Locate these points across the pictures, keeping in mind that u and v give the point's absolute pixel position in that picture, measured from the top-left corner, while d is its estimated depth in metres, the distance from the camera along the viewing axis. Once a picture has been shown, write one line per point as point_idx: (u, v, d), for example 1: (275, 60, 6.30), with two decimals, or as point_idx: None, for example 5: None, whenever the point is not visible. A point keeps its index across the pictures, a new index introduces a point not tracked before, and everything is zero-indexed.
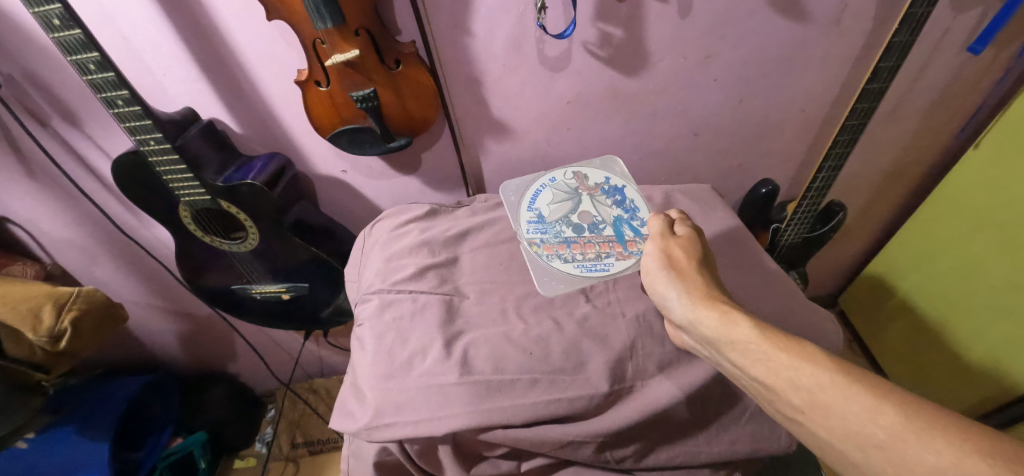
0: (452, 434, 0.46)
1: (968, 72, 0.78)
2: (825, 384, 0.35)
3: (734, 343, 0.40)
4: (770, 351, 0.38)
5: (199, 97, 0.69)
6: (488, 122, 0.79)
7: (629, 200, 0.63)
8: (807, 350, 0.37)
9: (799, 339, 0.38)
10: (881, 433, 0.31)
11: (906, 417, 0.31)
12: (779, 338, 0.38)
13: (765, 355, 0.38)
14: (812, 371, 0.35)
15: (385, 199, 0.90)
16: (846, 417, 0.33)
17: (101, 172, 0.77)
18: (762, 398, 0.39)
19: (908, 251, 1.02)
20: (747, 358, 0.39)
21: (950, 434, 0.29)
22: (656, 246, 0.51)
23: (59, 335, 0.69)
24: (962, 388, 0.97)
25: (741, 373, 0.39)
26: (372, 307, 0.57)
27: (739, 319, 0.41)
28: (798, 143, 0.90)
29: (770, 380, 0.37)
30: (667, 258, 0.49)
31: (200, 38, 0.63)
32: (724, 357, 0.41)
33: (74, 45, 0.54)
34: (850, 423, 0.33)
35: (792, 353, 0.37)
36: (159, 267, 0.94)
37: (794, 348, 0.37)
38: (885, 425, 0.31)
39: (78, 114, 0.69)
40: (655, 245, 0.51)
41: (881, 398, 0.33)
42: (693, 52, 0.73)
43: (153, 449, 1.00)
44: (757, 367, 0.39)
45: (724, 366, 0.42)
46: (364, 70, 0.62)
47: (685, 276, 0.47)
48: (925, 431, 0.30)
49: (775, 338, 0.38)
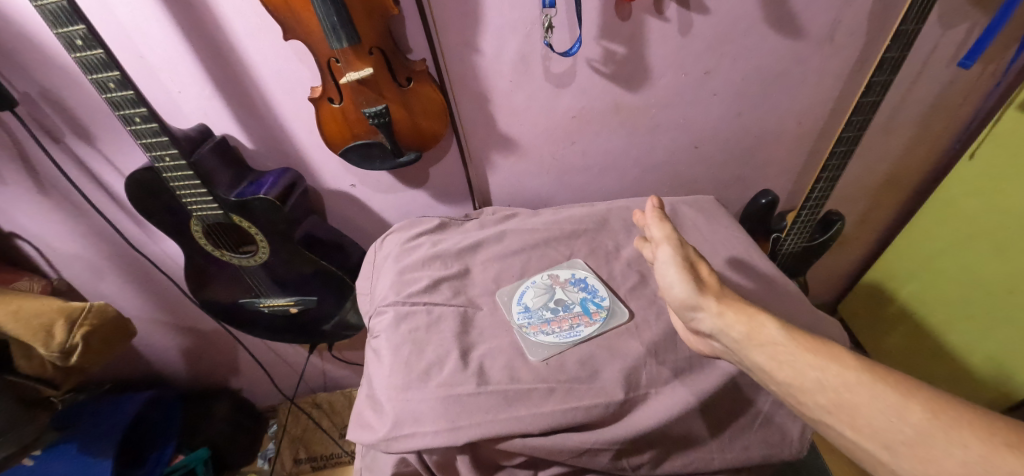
0: (473, 444, 0.47)
1: (957, 86, 0.81)
2: (852, 382, 0.36)
3: (762, 345, 0.41)
4: (798, 352, 0.39)
5: (212, 114, 0.71)
6: (495, 137, 0.81)
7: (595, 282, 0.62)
8: (831, 349, 0.38)
9: (824, 339, 0.40)
10: (909, 430, 0.33)
11: (931, 413, 0.32)
12: (806, 339, 0.40)
13: (794, 356, 0.39)
14: (838, 371, 0.37)
15: (392, 212, 0.91)
16: (874, 417, 0.34)
17: (112, 188, 0.78)
18: (786, 399, 0.40)
19: (905, 258, 1.04)
20: (776, 359, 0.40)
21: (978, 428, 0.31)
22: (674, 255, 0.49)
23: (70, 351, 0.69)
24: (967, 393, 0.98)
25: (768, 375, 0.40)
26: (387, 319, 0.58)
27: (768, 323, 0.42)
28: (796, 155, 0.92)
29: (797, 381, 0.38)
30: (688, 268, 0.48)
31: (216, 59, 0.65)
32: (748, 359, 0.42)
33: (95, 64, 0.55)
34: (879, 422, 0.34)
35: (819, 354, 0.38)
36: (165, 281, 0.94)
37: (819, 348, 0.39)
38: (913, 422, 0.33)
39: (92, 130, 0.70)
40: (673, 253, 0.49)
41: (907, 395, 0.34)
42: (694, 67, 0.76)
43: (155, 466, 0.99)
44: (784, 367, 0.40)
45: (746, 367, 0.43)
46: (376, 86, 0.64)
47: (707, 285, 0.46)
48: (955, 428, 0.31)
49: (804, 340, 0.40)
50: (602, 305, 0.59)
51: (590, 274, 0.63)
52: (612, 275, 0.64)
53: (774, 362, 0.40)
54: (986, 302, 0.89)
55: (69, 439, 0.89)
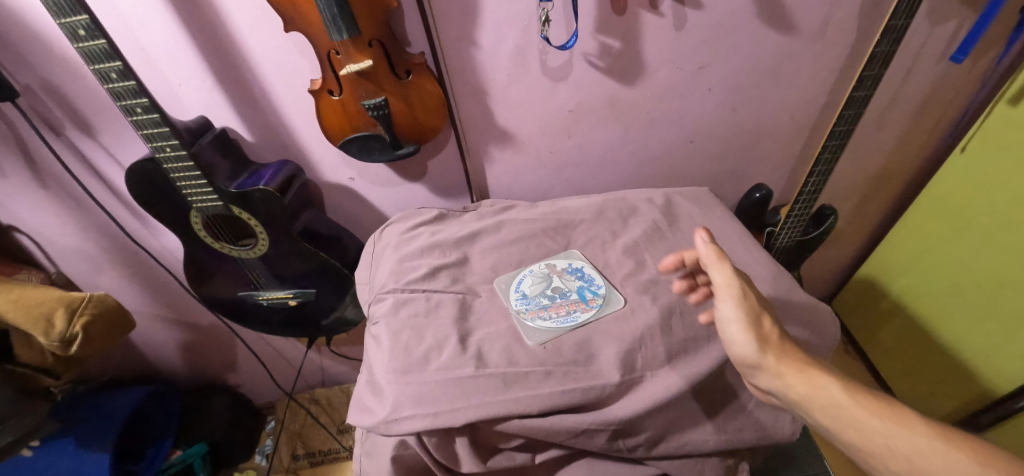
0: (470, 425, 0.47)
1: (947, 81, 0.83)
2: (923, 452, 0.37)
3: (826, 408, 0.42)
4: (863, 415, 0.40)
5: (212, 106, 0.72)
6: (493, 130, 0.82)
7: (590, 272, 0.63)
8: (900, 413, 0.39)
9: (889, 401, 0.41)
10: None
11: None
12: (871, 402, 0.41)
13: (859, 419, 0.40)
14: (909, 439, 0.38)
15: (390, 206, 0.92)
16: None
17: (112, 180, 0.79)
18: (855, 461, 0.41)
19: (897, 253, 1.06)
20: (840, 422, 0.41)
21: None
22: (738, 308, 0.47)
23: (70, 340, 0.70)
24: (956, 386, 0.99)
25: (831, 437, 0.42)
26: (386, 305, 0.59)
27: (830, 384, 0.43)
28: (789, 150, 0.94)
29: (864, 446, 0.40)
30: (752, 323, 0.46)
31: (217, 51, 0.66)
32: (808, 417, 0.44)
33: (98, 55, 0.55)
34: None
35: (886, 419, 0.40)
36: (163, 275, 0.95)
37: (888, 412, 0.40)
38: None
39: (92, 123, 0.71)
40: (737, 307, 0.46)
41: (987, 466, 0.35)
42: (688, 62, 0.77)
43: (153, 460, 1.00)
44: (851, 431, 0.41)
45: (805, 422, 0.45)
46: (376, 79, 0.65)
47: (769, 340, 0.46)
48: None
49: (868, 403, 0.41)
50: (598, 293, 0.60)
51: (587, 263, 0.65)
52: (608, 263, 0.65)
53: (839, 424, 0.42)
54: (975, 294, 0.90)
55: (67, 432, 0.89)
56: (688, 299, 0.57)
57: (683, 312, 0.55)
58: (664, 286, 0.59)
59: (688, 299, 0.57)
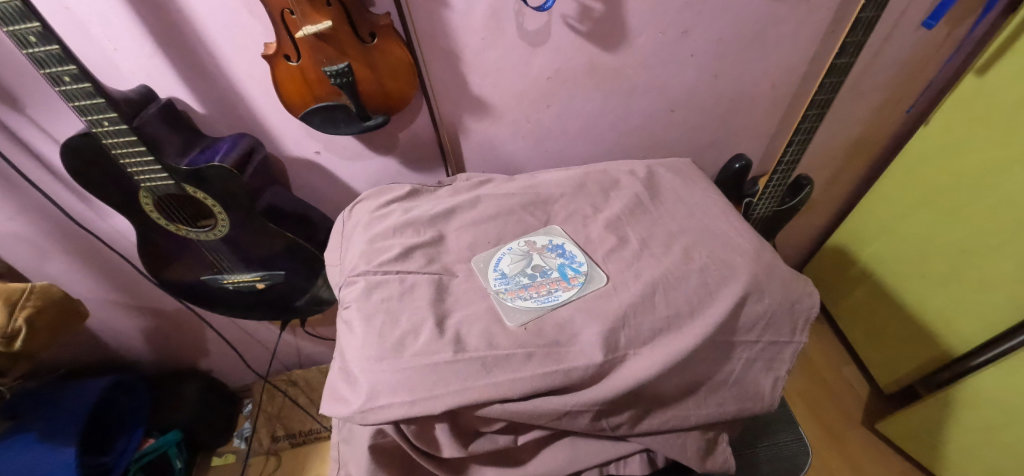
0: (450, 411, 0.46)
1: (926, 48, 0.82)
2: None
3: None
4: None
5: (155, 74, 0.65)
6: (467, 99, 0.78)
7: (572, 252, 0.61)
8: None
9: None
10: None
11: None
12: None
13: None
14: None
15: (361, 182, 0.87)
16: None
17: (48, 159, 0.71)
18: None
19: (864, 221, 1.08)
20: None
21: None
22: None
23: (14, 335, 0.65)
24: (916, 347, 1.04)
25: None
26: (358, 289, 0.56)
27: None
28: (769, 118, 0.93)
29: None
30: None
31: (154, 12, 0.58)
32: None
33: (11, 15, 0.48)
34: None
35: None
36: (118, 260, 0.88)
37: None
38: None
39: (17, 94, 0.63)
40: None
41: None
42: (671, 26, 0.73)
43: (125, 451, 0.96)
44: None
45: None
46: (337, 42, 0.59)
47: None
48: None
49: None
50: (580, 270, 0.58)
51: (568, 239, 0.63)
52: (590, 239, 0.63)
53: None
54: (941, 261, 0.93)
55: (25, 428, 0.84)
56: (671, 274, 0.55)
57: (667, 289, 0.54)
58: (647, 262, 0.58)
59: (672, 275, 0.55)
